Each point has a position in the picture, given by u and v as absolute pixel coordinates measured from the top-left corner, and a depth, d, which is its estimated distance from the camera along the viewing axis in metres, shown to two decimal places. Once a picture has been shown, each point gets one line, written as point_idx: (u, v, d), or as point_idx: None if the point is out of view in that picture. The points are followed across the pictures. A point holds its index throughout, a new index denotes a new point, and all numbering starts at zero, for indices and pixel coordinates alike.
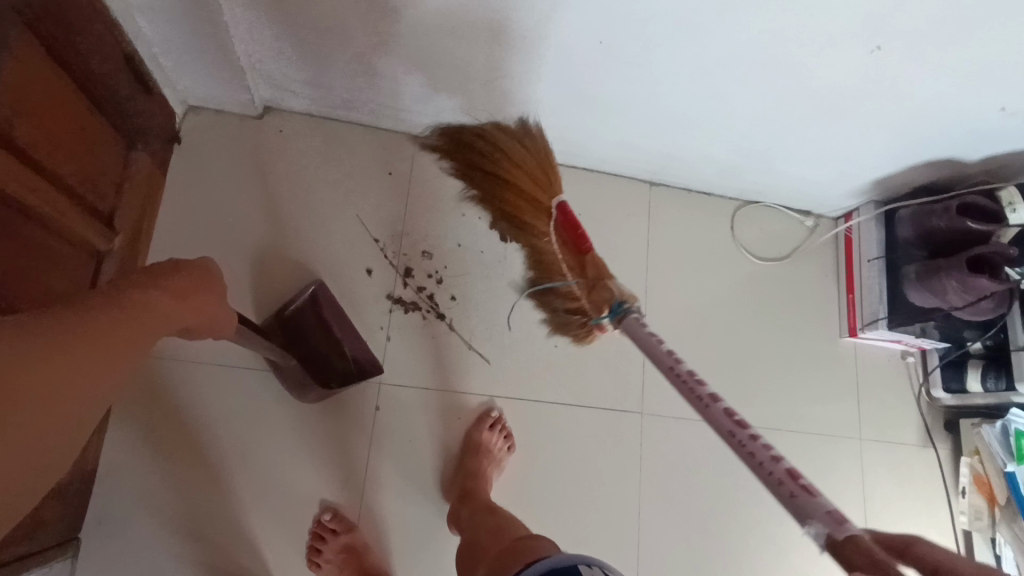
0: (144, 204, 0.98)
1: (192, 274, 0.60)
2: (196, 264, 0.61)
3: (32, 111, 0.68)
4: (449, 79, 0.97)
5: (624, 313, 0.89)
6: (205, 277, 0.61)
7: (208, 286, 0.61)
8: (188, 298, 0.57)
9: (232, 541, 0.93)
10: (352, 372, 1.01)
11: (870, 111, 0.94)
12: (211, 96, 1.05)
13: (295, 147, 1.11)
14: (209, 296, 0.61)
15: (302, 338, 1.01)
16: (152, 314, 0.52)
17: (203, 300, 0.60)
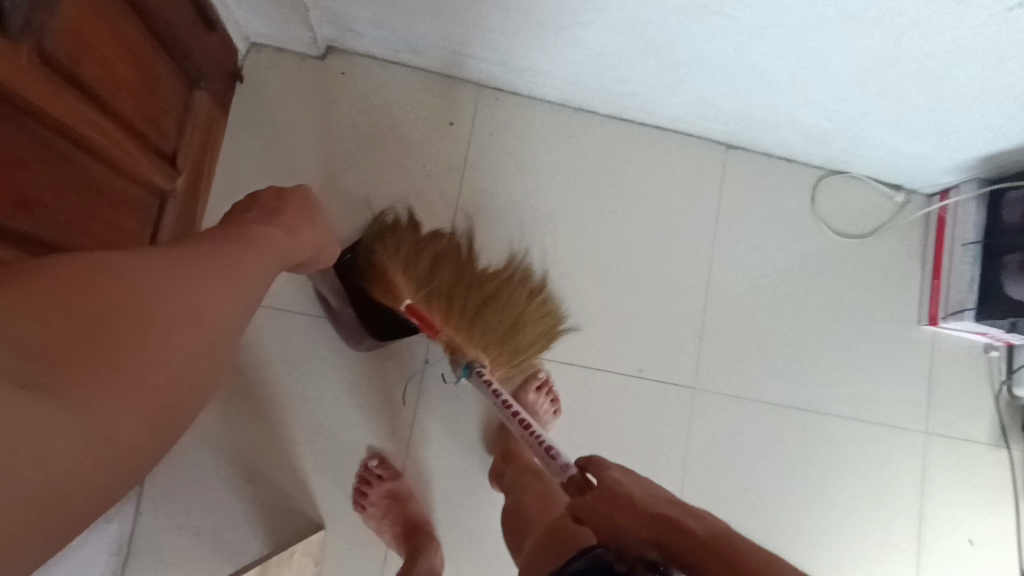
0: (205, 144, 0.97)
1: (299, 202, 0.76)
2: (295, 193, 0.77)
3: (99, 50, 0.67)
4: (518, 25, 0.90)
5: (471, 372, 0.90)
6: (305, 212, 0.75)
7: (310, 217, 0.75)
8: (297, 230, 0.70)
9: (285, 478, 0.97)
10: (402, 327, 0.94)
11: (994, 78, 0.82)
12: (273, 33, 1.02)
13: (354, 91, 1.07)
14: (309, 226, 0.73)
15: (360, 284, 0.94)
16: (266, 242, 0.63)
17: (309, 228, 0.73)
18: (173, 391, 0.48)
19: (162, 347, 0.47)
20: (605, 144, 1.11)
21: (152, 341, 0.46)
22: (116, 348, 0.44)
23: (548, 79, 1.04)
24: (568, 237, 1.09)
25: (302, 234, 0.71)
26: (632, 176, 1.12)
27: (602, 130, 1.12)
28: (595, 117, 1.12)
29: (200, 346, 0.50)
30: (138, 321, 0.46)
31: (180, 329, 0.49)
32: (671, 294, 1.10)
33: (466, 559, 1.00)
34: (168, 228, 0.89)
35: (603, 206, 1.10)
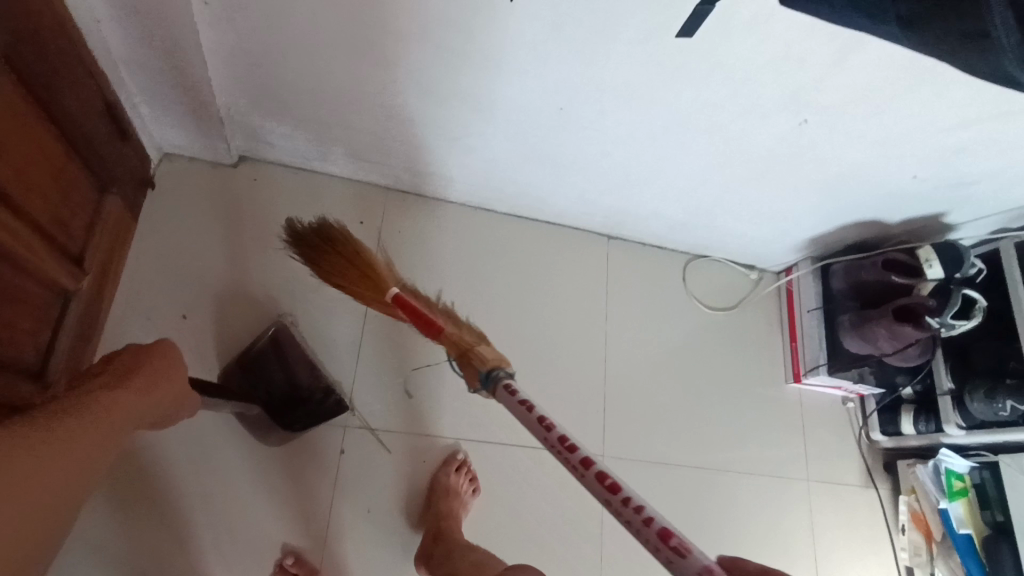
0: (113, 246, 0.98)
1: (160, 355, 0.66)
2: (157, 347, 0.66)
3: (17, 155, 0.71)
4: (419, 135, 1.03)
5: (494, 381, 0.70)
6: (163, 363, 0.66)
7: (169, 377, 0.66)
8: (151, 391, 0.62)
9: None
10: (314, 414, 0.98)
11: (801, 176, 1.04)
12: (187, 144, 1.08)
13: (267, 195, 1.14)
14: (167, 384, 0.65)
15: (267, 378, 0.97)
16: (109, 418, 0.56)
17: (166, 387, 0.65)
18: None
19: None
20: (505, 237, 1.24)
21: None
22: None
23: (449, 182, 1.17)
24: (476, 322, 1.17)
25: (156, 396, 0.63)
26: (531, 264, 1.24)
27: (501, 226, 1.25)
28: (494, 214, 1.25)
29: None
30: None
31: None
32: (574, 369, 1.19)
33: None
34: (68, 329, 0.87)
35: (507, 292, 1.21)
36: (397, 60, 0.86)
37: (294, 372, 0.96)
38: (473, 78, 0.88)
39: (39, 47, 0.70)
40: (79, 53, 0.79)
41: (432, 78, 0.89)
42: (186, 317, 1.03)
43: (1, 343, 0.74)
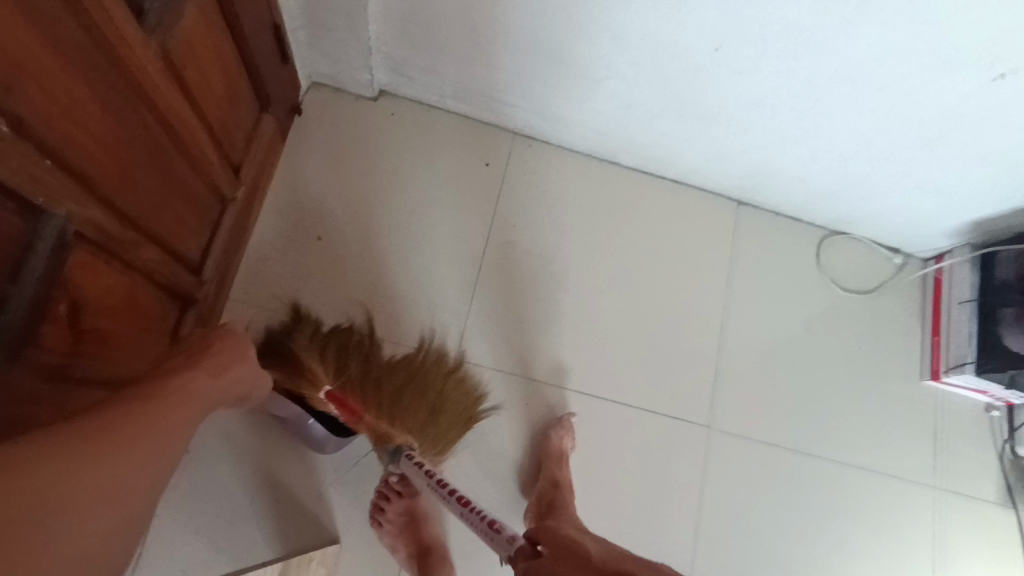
0: (264, 163, 1.05)
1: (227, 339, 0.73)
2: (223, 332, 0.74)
3: (201, 60, 0.77)
4: (557, 76, 1.02)
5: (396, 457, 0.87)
6: (239, 347, 0.73)
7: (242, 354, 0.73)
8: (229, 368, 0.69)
9: (304, 488, 0.97)
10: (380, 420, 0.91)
11: (980, 145, 0.93)
12: (334, 74, 1.13)
13: (401, 130, 1.17)
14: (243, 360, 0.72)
15: None
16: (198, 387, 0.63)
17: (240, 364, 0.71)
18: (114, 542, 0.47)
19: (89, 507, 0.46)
20: (627, 194, 1.21)
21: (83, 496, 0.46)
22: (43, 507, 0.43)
23: (579, 130, 1.15)
24: (591, 275, 1.15)
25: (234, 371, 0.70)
26: (652, 224, 1.20)
27: (624, 181, 1.21)
28: (618, 169, 1.22)
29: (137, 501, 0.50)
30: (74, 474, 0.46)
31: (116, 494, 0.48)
32: (686, 334, 1.15)
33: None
34: (224, 233, 0.95)
35: (625, 248, 1.18)
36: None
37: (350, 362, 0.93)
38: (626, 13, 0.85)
39: None
40: None
41: (582, 12, 0.87)
42: (321, 239, 1.09)
43: (173, 233, 0.81)
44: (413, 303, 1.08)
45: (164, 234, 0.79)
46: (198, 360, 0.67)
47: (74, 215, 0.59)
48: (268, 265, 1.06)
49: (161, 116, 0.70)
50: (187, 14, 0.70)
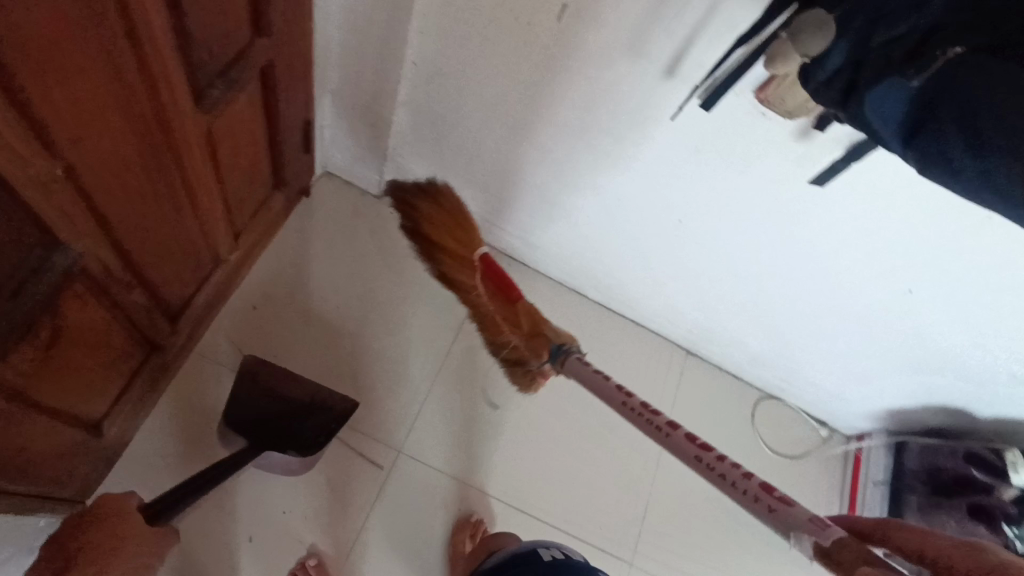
0: (263, 233, 1.13)
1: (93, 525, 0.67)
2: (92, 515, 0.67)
3: (237, 140, 0.86)
4: (545, 213, 1.15)
5: (567, 353, 0.86)
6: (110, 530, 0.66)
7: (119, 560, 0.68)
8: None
9: (215, 557, 0.96)
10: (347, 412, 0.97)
11: (896, 344, 1.06)
12: (348, 169, 1.25)
13: (396, 228, 1.27)
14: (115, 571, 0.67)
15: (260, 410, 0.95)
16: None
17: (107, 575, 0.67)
18: None
19: None
20: (587, 325, 1.31)
21: None
22: None
23: (556, 261, 1.27)
24: (543, 394, 1.21)
25: None
26: (606, 357, 1.29)
27: (587, 313, 1.32)
28: (583, 300, 1.33)
29: None
30: None
31: None
32: (624, 468, 1.19)
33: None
34: (208, 290, 1.00)
35: (578, 375, 1.25)
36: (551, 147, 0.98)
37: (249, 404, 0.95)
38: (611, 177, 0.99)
39: (283, 67, 0.87)
40: (306, 78, 0.97)
41: (574, 168, 1.01)
42: (298, 311, 1.15)
43: (164, 282, 0.86)
44: (370, 387, 1.13)
45: (156, 282, 0.84)
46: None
47: (83, 253, 0.65)
48: (240, 328, 1.11)
49: (186, 181, 0.78)
50: (235, 104, 0.80)
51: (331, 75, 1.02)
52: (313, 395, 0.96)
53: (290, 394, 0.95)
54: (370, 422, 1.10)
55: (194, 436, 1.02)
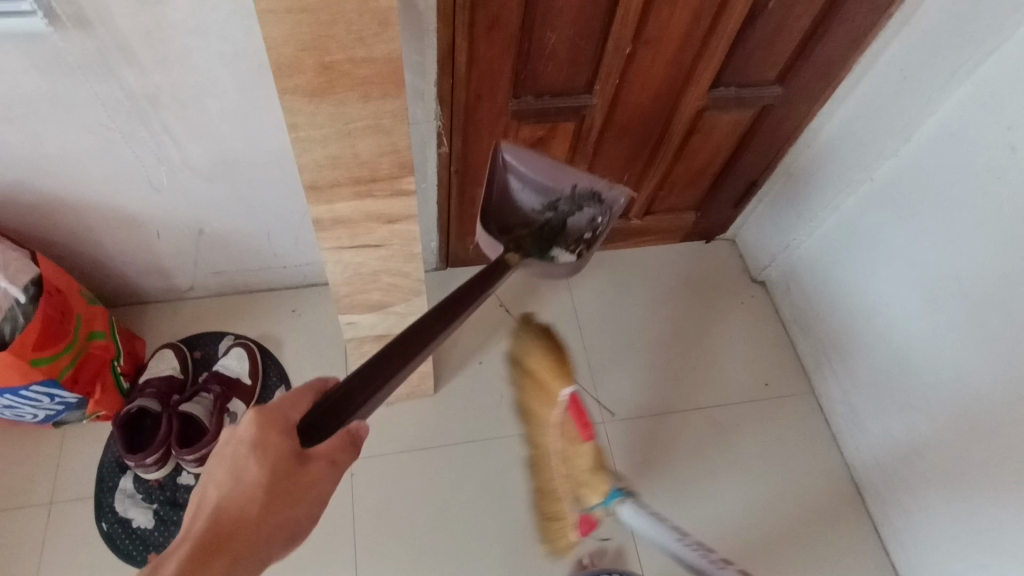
0: (658, 231, 1.47)
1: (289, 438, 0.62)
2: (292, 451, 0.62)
3: (706, 143, 1.21)
4: (886, 370, 1.16)
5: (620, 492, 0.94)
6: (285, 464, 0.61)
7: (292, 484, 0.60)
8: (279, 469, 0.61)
9: (456, 358, 1.32)
10: (618, 202, 0.93)
11: None
12: (749, 246, 1.50)
13: (744, 308, 1.47)
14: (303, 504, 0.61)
15: (521, 214, 0.98)
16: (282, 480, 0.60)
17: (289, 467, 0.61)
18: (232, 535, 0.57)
19: (251, 508, 0.58)
20: (832, 502, 1.25)
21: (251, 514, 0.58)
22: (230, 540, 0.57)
23: (854, 423, 1.26)
24: (738, 500, 1.24)
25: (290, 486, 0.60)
26: (822, 537, 1.22)
27: (842, 494, 1.26)
28: (848, 483, 1.27)
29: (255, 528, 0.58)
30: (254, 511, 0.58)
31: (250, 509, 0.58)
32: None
33: (447, 522, 1.17)
34: None
35: (779, 522, 1.23)
36: (937, 298, 1.03)
37: (519, 213, 0.98)
38: (957, 366, 1.01)
39: (776, 118, 1.17)
40: (779, 149, 1.26)
41: (945, 341, 1.03)
42: (632, 293, 1.46)
43: None
44: (628, 370, 1.36)
45: None
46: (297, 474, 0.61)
47: (591, 115, 1.06)
48: (597, 270, 1.47)
49: (664, 141, 1.16)
50: (726, 115, 1.14)
51: (795, 167, 1.29)
52: (576, 185, 0.94)
53: (551, 191, 0.95)
54: (605, 387, 1.34)
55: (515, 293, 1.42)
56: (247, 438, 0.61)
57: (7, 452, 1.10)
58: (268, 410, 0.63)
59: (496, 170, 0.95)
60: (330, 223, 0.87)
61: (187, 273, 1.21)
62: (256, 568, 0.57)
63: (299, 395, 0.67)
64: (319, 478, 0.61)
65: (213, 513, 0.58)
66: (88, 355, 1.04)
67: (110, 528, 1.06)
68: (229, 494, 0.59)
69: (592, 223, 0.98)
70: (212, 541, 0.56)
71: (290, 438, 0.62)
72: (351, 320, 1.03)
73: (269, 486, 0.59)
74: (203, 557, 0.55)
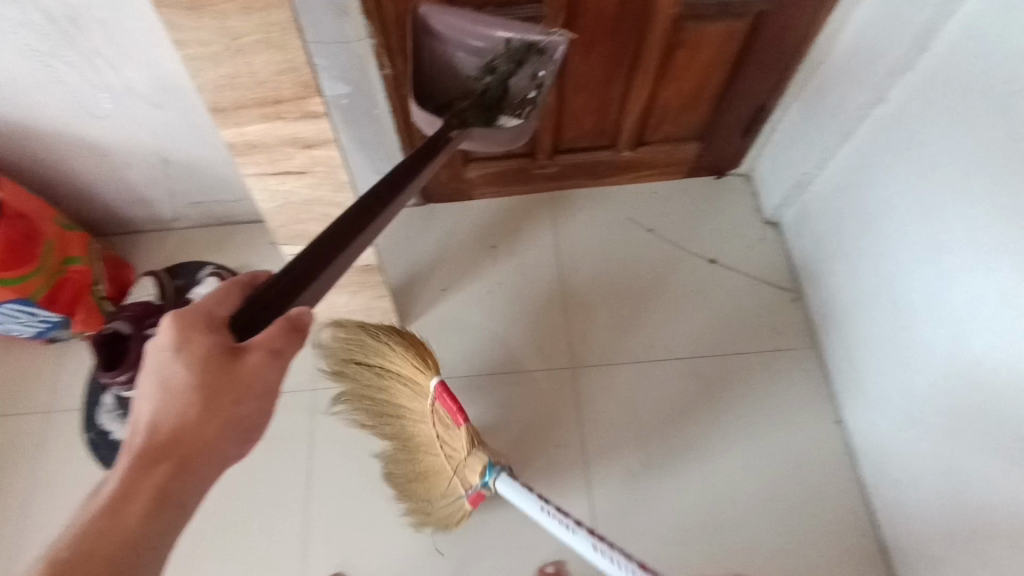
0: (658, 165, 1.34)
1: (222, 337, 0.59)
2: (224, 351, 0.58)
3: (694, 62, 1.07)
4: (888, 324, 1.01)
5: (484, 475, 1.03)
6: (219, 361, 0.57)
7: (231, 380, 0.57)
8: (214, 369, 0.57)
9: (426, 293, 1.30)
10: (558, 52, 0.89)
11: None
12: (763, 182, 1.34)
13: (751, 250, 1.33)
14: (250, 401, 0.58)
15: (459, 79, 0.97)
16: (220, 379, 0.57)
17: (225, 365, 0.58)
18: (171, 446, 0.54)
19: (185, 420, 0.55)
20: (819, 463, 1.14)
21: (187, 424, 0.55)
22: (169, 451, 0.54)
23: (854, 383, 1.13)
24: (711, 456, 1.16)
25: (228, 384, 0.57)
26: (799, 497, 1.12)
27: (831, 456, 1.15)
28: (840, 444, 1.16)
29: (195, 435, 0.55)
30: (188, 422, 0.55)
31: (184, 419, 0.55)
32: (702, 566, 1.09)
33: None
34: (592, 157, 1.29)
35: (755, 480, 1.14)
36: (942, 246, 0.87)
37: (457, 80, 0.97)
38: (959, 324, 0.86)
39: (776, 28, 1.00)
40: (786, 68, 1.09)
41: (949, 294, 0.87)
42: (624, 230, 1.35)
43: (573, 111, 1.17)
44: (607, 313, 1.28)
45: (569, 106, 1.15)
46: (231, 372, 0.57)
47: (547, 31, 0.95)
48: (588, 206, 1.38)
49: (640, 63, 1.04)
50: (709, 28, 0.99)
51: (809, 88, 1.12)
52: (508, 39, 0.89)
53: (483, 47, 0.91)
54: (579, 329, 1.26)
55: (495, 229, 1.36)
56: (167, 344, 0.58)
57: (13, 362, 1.21)
58: (189, 312, 0.60)
59: (419, 38, 0.91)
60: (246, 148, 0.85)
61: (168, 203, 1.25)
62: (210, 466, 0.56)
63: (224, 293, 0.64)
64: (262, 372, 0.58)
65: (149, 427, 0.55)
66: (66, 278, 1.10)
67: (95, 438, 1.15)
68: (164, 404, 0.56)
69: (536, 80, 0.95)
70: (153, 447, 0.54)
71: (221, 336, 0.59)
72: (295, 250, 1.03)
73: (205, 387, 0.56)
74: (146, 464, 0.53)
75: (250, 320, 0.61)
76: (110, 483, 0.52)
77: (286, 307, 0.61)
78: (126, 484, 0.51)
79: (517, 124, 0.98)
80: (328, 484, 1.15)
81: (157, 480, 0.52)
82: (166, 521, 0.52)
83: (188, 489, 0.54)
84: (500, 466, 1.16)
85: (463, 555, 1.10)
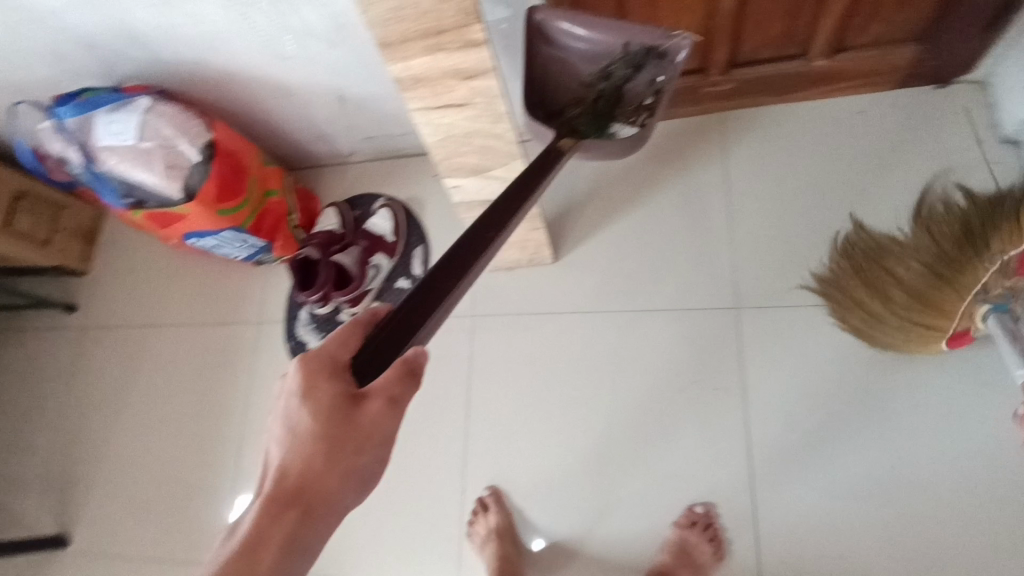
0: (860, 74, 1.14)
1: (345, 385, 0.60)
2: (346, 399, 0.59)
3: None
4: None
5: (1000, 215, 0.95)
6: (341, 411, 0.58)
7: (354, 430, 0.58)
8: (336, 418, 0.58)
9: (582, 224, 1.27)
10: (680, 54, 0.89)
11: None
12: (1005, 89, 1.07)
13: (977, 176, 1.09)
14: (369, 454, 0.58)
15: (571, 88, 1.00)
16: (342, 429, 0.58)
17: (347, 418, 0.58)
18: (298, 494, 0.57)
19: (310, 470, 0.57)
20: None
21: (313, 471, 0.57)
22: (297, 499, 0.57)
23: None
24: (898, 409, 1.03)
25: (349, 438, 0.58)
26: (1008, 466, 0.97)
27: None
28: None
29: (320, 484, 0.57)
30: (313, 471, 0.57)
31: (310, 466, 0.57)
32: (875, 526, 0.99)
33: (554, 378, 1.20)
34: (778, 69, 1.14)
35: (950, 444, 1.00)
36: None
37: (569, 88, 1.00)
38: None
39: None
40: None
41: None
42: (809, 154, 1.18)
43: (756, 12, 1.03)
44: (782, 248, 1.15)
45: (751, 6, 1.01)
46: (352, 422, 0.58)
47: None
48: (766, 127, 1.22)
49: None
50: None
51: None
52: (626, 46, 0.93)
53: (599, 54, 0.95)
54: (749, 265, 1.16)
55: (658, 156, 1.27)
56: (296, 387, 0.60)
57: (232, 279, 1.44)
58: (316, 356, 0.61)
59: (535, 43, 0.95)
60: (412, 83, 0.87)
61: (346, 139, 1.35)
62: (334, 516, 0.58)
63: (347, 333, 0.63)
64: (379, 421, 0.58)
65: (280, 471, 0.58)
66: (267, 209, 1.25)
67: (295, 346, 1.33)
68: (293, 449, 0.58)
69: (653, 83, 0.97)
70: (285, 494, 0.57)
71: (345, 382, 0.60)
72: (457, 183, 1.06)
73: (329, 434, 0.58)
74: (278, 511, 0.56)
75: (372, 362, 0.61)
76: (249, 524, 0.57)
77: (406, 347, 0.62)
78: (261, 530, 0.55)
79: (631, 132, 1.00)
80: (485, 402, 1.22)
81: (288, 524, 0.56)
82: (294, 565, 0.56)
83: (315, 535, 0.57)
84: (654, 401, 1.14)
85: (611, 482, 1.11)
